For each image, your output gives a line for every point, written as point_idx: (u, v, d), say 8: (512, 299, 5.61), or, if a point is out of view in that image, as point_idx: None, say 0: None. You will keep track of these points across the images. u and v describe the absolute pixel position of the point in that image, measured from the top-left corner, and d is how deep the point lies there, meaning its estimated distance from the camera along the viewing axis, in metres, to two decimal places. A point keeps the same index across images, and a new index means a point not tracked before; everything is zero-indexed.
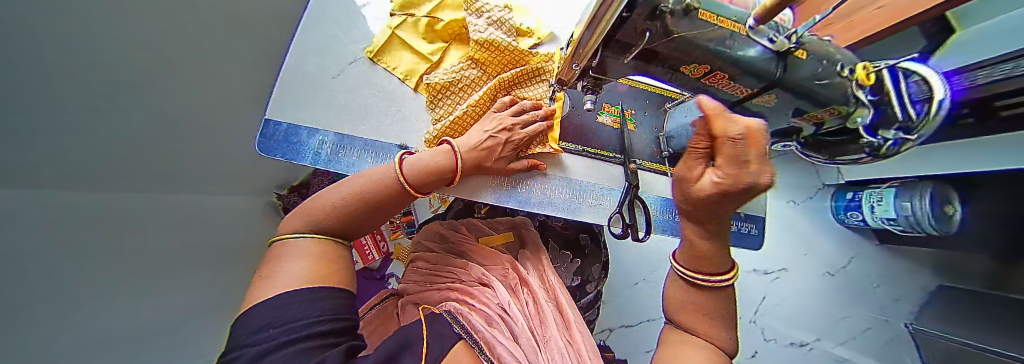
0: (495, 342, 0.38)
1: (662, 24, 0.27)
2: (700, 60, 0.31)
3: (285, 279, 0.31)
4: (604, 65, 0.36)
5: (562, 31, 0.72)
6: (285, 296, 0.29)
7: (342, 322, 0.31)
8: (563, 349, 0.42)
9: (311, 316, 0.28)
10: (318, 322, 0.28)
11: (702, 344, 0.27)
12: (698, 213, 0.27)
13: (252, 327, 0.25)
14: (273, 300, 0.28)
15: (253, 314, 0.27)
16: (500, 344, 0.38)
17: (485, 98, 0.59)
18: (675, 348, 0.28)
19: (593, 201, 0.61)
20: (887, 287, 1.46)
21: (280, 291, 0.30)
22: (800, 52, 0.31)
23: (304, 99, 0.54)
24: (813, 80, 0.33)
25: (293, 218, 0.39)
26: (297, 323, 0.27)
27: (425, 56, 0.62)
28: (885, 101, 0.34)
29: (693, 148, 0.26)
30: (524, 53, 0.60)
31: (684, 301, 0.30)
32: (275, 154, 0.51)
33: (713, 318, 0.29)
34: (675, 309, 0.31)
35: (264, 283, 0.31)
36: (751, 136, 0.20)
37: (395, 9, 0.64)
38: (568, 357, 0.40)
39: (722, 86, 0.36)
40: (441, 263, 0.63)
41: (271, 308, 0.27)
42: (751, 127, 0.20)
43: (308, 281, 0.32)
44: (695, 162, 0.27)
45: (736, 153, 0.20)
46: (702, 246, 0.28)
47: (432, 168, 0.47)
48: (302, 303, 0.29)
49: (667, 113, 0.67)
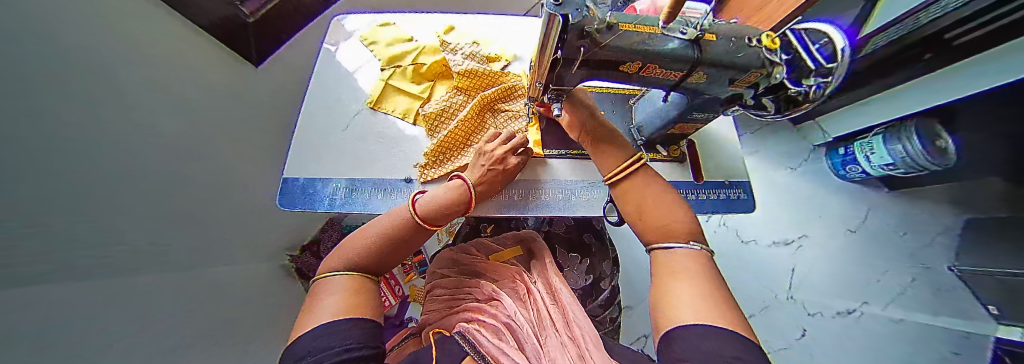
0: (499, 354, 0.39)
1: (591, 39, 0.34)
2: (633, 59, 0.37)
3: (320, 314, 0.35)
4: (560, 76, 0.42)
5: (527, 51, 0.83)
6: (324, 327, 0.33)
7: (370, 349, 0.34)
8: (560, 348, 0.42)
9: (343, 343, 0.31)
10: (347, 349, 0.31)
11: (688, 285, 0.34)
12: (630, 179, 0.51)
13: (299, 355, 0.30)
14: (316, 331, 0.33)
15: (300, 345, 0.32)
16: (505, 355, 0.39)
17: (473, 113, 0.67)
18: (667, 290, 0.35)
19: (585, 197, 0.65)
20: (914, 233, 1.41)
21: (319, 323, 0.34)
22: (709, 36, 0.37)
23: (315, 156, 0.61)
24: (731, 54, 0.38)
25: (330, 259, 0.45)
26: (330, 351, 0.30)
27: (416, 95, 0.71)
28: (798, 57, 0.38)
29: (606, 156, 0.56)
30: (498, 74, 0.70)
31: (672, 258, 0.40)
32: (295, 206, 0.56)
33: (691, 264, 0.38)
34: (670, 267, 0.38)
35: (306, 318, 0.36)
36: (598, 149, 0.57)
37: (384, 65, 0.74)
38: (564, 356, 0.40)
39: (659, 74, 0.42)
40: (457, 287, 0.65)
41: (314, 339, 0.31)
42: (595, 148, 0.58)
43: (338, 313, 0.35)
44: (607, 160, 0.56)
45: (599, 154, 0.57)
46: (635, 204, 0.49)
47: (444, 203, 0.51)
48: (334, 333, 0.32)
49: (633, 108, 0.73)
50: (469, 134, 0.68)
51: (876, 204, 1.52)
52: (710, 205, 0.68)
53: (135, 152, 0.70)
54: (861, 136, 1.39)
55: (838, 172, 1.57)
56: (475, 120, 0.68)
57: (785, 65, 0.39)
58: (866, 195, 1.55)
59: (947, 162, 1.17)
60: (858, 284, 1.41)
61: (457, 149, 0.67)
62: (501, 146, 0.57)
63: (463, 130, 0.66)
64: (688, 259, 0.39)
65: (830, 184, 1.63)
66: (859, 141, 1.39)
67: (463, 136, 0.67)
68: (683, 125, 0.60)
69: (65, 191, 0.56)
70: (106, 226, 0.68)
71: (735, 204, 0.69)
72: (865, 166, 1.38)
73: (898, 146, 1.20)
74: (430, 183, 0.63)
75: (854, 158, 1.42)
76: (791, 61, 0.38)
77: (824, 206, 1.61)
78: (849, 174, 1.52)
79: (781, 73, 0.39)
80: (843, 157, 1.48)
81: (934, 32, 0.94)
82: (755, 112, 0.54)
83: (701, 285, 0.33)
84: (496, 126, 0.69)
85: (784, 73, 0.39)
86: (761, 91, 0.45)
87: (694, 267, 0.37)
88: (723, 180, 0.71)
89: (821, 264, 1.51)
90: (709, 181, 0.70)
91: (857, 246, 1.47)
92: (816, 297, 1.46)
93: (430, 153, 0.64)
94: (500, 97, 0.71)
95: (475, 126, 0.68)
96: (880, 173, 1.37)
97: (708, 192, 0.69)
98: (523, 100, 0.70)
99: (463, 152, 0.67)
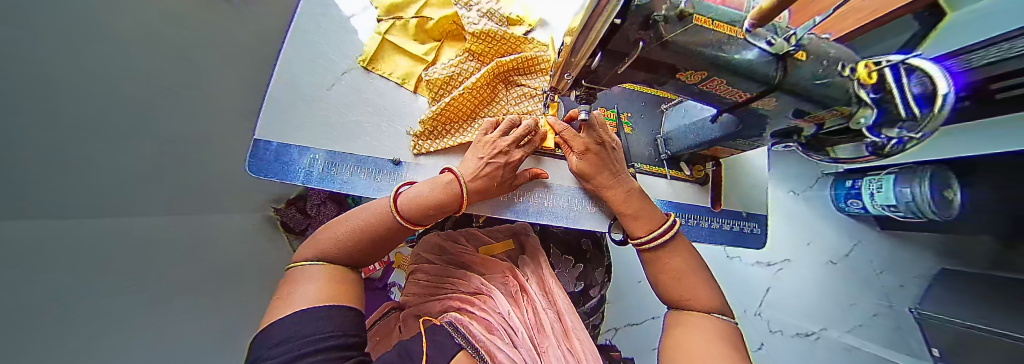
0: (495, 349, 0.37)
1: (655, 32, 0.26)
2: (698, 68, 0.31)
3: (297, 301, 0.31)
4: (597, 73, 0.35)
5: (555, 18, 0.72)
6: (301, 313, 0.29)
7: (351, 338, 0.30)
8: (560, 357, 0.42)
9: (324, 331, 0.27)
10: (329, 337, 0.27)
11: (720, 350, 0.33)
12: (672, 264, 0.45)
13: (272, 341, 0.25)
14: (291, 317, 0.28)
15: (272, 331, 0.27)
16: (501, 350, 0.38)
17: (482, 81, 0.58)
18: (692, 344, 0.34)
19: (591, 208, 0.61)
20: (890, 273, 1.49)
21: (294, 309, 0.29)
22: (800, 54, 0.30)
23: (297, 115, 0.53)
24: (812, 80, 0.31)
25: (307, 249, 0.40)
26: (309, 339, 0.26)
27: (420, 57, 0.62)
28: (888, 99, 0.31)
29: (642, 225, 0.50)
30: (519, 40, 0.62)
31: (711, 323, 0.38)
32: (267, 175, 0.49)
33: (725, 336, 0.36)
34: (699, 330, 0.37)
35: (280, 305, 0.31)
36: (627, 216, 0.52)
37: (382, 15, 0.63)
38: None
39: (720, 91, 0.36)
40: (442, 274, 0.61)
41: (289, 324, 0.27)
42: (625, 213, 0.52)
43: (318, 300, 0.31)
44: (640, 228, 0.50)
45: (632, 214, 0.51)
46: (669, 265, 0.45)
47: (430, 204, 0.44)
48: (311, 321, 0.28)
49: (664, 114, 0.66)
50: (474, 111, 0.60)
51: (865, 241, 1.54)
52: (723, 235, 0.64)
53: (80, 82, 0.61)
54: (873, 171, 1.32)
55: (838, 204, 1.52)
56: (485, 90, 0.60)
57: (873, 109, 0.33)
58: (860, 230, 1.55)
59: (947, 213, 1.15)
60: (829, 313, 1.47)
61: (459, 123, 0.59)
62: (506, 141, 0.50)
63: (468, 101, 0.58)
64: (719, 326, 0.37)
65: (830, 215, 1.59)
66: (868, 177, 1.32)
67: (466, 109, 0.59)
68: (720, 148, 0.55)
69: None
70: (37, 170, 0.59)
71: (749, 238, 0.66)
72: (867, 203, 1.35)
73: (907, 189, 1.14)
74: (423, 156, 0.57)
75: (858, 193, 1.37)
76: (881, 102, 0.31)
77: (818, 234, 1.57)
78: (848, 208, 1.50)
79: (866, 117, 0.34)
80: (848, 190, 1.43)
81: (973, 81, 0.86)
82: (809, 152, 0.53)
83: (732, 353, 0.32)
84: (507, 101, 0.62)
85: (869, 120, 0.34)
86: (825, 131, 0.41)
87: (723, 334, 0.36)
88: (742, 211, 0.66)
89: (799, 290, 1.51)
90: (726, 210, 0.66)
91: (837, 277, 1.52)
92: (787, 318, 1.48)
93: (428, 122, 0.56)
94: (519, 68, 0.63)
95: (481, 97, 0.59)
96: (879, 212, 1.35)
97: (722, 220, 0.65)
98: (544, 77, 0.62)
99: (467, 124, 0.60)
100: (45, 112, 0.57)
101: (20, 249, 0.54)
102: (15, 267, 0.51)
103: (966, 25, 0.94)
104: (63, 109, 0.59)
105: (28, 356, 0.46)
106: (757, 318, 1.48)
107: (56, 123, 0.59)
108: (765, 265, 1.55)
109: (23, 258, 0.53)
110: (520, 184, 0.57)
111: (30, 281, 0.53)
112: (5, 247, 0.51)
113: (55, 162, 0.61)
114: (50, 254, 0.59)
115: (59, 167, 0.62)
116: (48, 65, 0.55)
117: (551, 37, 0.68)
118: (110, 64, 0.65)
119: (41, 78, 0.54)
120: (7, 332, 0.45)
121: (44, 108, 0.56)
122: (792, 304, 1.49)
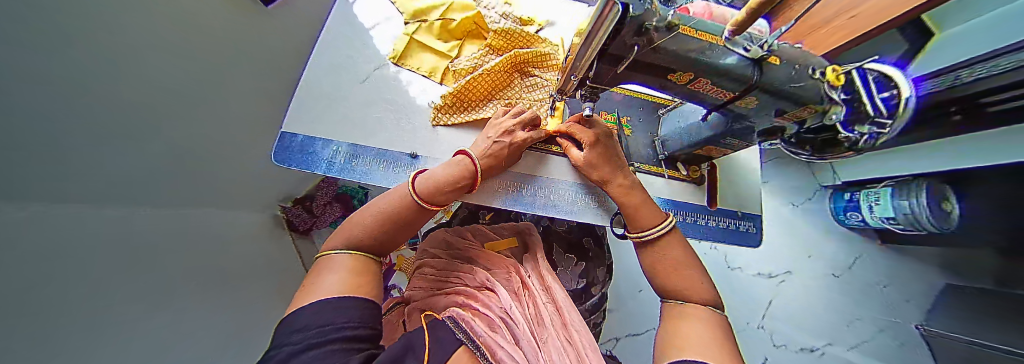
0: (496, 347, 0.37)
1: (648, 39, 0.31)
2: (688, 69, 0.35)
3: (318, 290, 0.33)
4: (599, 75, 0.40)
5: (560, 19, 0.78)
6: (319, 304, 0.31)
7: (365, 330, 0.32)
8: (560, 349, 0.43)
9: (339, 322, 0.30)
10: (343, 329, 0.29)
11: (698, 333, 0.36)
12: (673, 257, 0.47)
13: (293, 328, 0.28)
14: (310, 307, 0.31)
15: (293, 319, 0.30)
16: (500, 347, 0.38)
17: (500, 67, 0.64)
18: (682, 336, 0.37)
19: (593, 203, 0.64)
20: (895, 287, 1.47)
21: (314, 300, 0.32)
22: (773, 58, 0.35)
23: (322, 110, 0.58)
24: (790, 82, 0.36)
25: (334, 237, 0.43)
26: (325, 328, 0.28)
27: (444, 53, 0.69)
28: (857, 99, 0.37)
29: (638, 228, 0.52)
30: (531, 37, 0.68)
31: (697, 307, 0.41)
32: (290, 165, 0.53)
33: (700, 314, 0.40)
34: (689, 312, 0.41)
35: (304, 293, 0.34)
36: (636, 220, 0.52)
37: (408, 18, 0.70)
38: (564, 358, 0.42)
39: (708, 91, 0.41)
40: (447, 268, 0.63)
41: (311, 313, 0.30)
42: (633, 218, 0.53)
43: (338, 291, 0.34)
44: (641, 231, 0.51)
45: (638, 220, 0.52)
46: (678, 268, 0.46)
47: (447, 179, 0.48)
48: (326, 312, 0.30)
49: (661, 118, 0.71)
50: (487, 94, 0.65)
51: (867, 252, 1.54)
52: (719, 232, 0.67)
53: (117, 77, 0.66)
54: (871, 185, 1.35)
55: (838, 216, 1.55)
56: (502, 75, 0.66)
57: (843, 105, 0.37)
58: (860, 242, 1.56)
59: (945, 225, 1.17)
60: (833, 327, 1.45)
61: (477, 102, 0.65)
62: (512, 124, 0.56)
63: (489, 79, 0.64)
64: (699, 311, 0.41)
65: (830, 227, 1.60)
66: (867, 189, 1.35)
67: (484, 90, 0.64)
68: (713, 148, 0.58)
69: (35, 107, 0.52)
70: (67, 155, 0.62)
71: (745, 236, 0.68)
72: (867, 215, 1.37)
73: (905, 201, 1.18)
74: (442, 128, 0.63)
75: (857, 205, 1.40)
76: (849, 101, 0.36)
77: (817, 246, 1.58)
78: (847, 221, 1.53)
79: (838, 113, 0.37)
80: (846, 202, 1.46)
81: (961, 97, 0.89)
82: (793, 150, 0.58)
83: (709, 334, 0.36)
84: (521, 88, 0.68)
85: (840, 115, 0.38)
86: (805, 128, 0.46)
87: (704, 315, 0.40)
88: (736, 210, 0.69)
89: (800, 301, 1.50)
90: (721, 208, 0.68)
91: (839, 290, 1.51)
92: (790, 332, 1.46)
93: (449, 97, 0.63)
94: (532, 61, 0.68)
95: (498, 81, 0.65)
96: (879, 225, 1.36)
97: (718, 217, 0.68)
98: (554, 71, 0.67)
99: (484, 103, 0.66)
100: (88, 100, 0.62)
101: (47, 224, 0.57)
102: (42, 241, 0.54)
103: (964, 38, 0.97)
104: (89, 99, 0.62)
105: (40, 324, 0.47)
106: (761, 331, 1.46)
107: (91, 111, 0.63)
108: (766, 277, 1.54)
109: (25, 234, 0.50)
110: (517, 159, 0.60)
111: (62, 254, 0.56)
112: (34, 223, 0.54)
113: (86, 149, 0.65)
114: (68, 233, 0.61)
115: (85, 154, 0.66)
116: (89, 57, 0.59)
117: (559, 37, 0.74)
118: (143, 62, 0.70)
119: (77, 62, 0.57)
120: (32, 299, 0.47)
121: (86, 96, 0.61)
122: (794, 317, 1.47)
